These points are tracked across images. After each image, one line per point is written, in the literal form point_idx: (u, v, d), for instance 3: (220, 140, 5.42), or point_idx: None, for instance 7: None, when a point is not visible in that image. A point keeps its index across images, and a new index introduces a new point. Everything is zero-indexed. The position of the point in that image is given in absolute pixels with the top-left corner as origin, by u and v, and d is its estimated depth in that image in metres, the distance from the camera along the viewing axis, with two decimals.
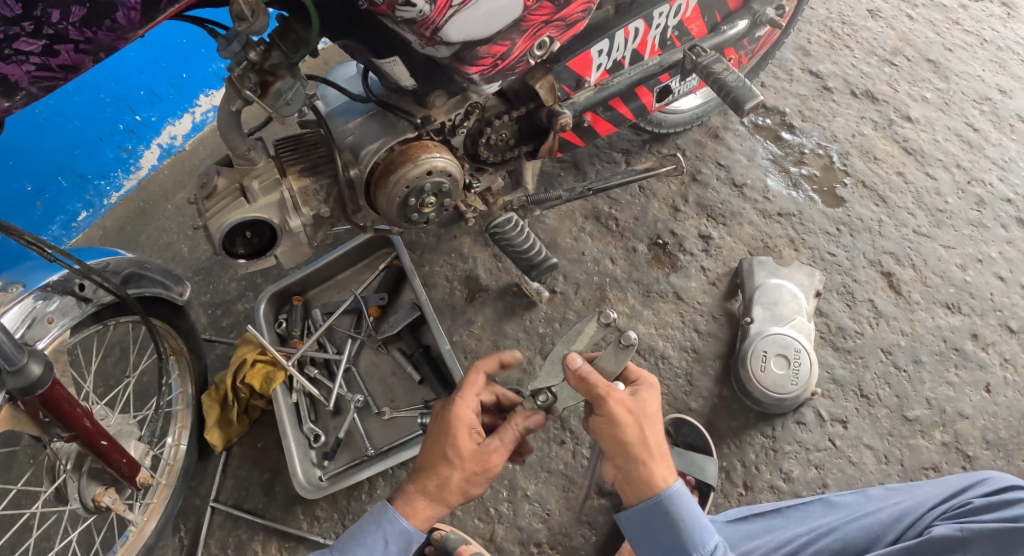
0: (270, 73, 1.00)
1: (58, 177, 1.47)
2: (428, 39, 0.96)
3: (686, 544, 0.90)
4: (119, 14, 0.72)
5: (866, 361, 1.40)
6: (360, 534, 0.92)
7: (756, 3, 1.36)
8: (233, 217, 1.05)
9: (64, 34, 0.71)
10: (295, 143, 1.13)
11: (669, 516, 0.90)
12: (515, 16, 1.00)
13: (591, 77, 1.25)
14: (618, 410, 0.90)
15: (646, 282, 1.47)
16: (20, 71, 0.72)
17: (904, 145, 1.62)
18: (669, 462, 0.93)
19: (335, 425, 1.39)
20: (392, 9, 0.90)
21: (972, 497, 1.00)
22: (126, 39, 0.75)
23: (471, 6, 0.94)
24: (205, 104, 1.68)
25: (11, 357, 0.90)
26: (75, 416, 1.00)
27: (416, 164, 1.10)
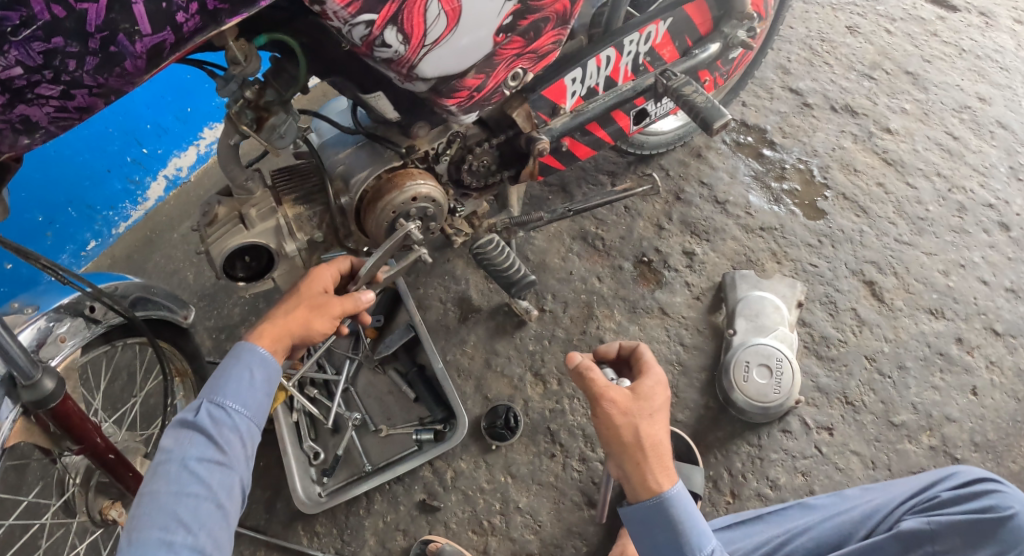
0: (265, 109, 1.08)
1: (68, 208, 1.57)
2: (406, 75, 1.04)
3: (683, 546, 0.91)
4: (128, 62, 0.76)
5: (851, 369, 1.42)
6: (224, 371, 0.91)
7: (726, 26, 1.41)
8: (233, 243, 1.11)
9: (80, 80, 0.75)
10: (289, 172, 1.20)
11: (670, 519, 0.91)
12: (486, 51, 1.08)
13: (566, 104, 1.30)
14: (613, 413, 0.95)
15: (632, 299, 1.50)
16: (41, 113, 0.76)
17: (884, 156, 1.66)
18: (668, 467, 0.93)
19: (334, 442, 1.48)
20: (371, 50, 0.98)
21: (938, 492, 1.02)
22: (133, 84, 0.79)
23: (444, 44, 1.02)
24: (208, 136, 1.79)
25: (27, 372, 1.00)
26: (86, 429, 1.12)
27: (402, 190, 1.17)
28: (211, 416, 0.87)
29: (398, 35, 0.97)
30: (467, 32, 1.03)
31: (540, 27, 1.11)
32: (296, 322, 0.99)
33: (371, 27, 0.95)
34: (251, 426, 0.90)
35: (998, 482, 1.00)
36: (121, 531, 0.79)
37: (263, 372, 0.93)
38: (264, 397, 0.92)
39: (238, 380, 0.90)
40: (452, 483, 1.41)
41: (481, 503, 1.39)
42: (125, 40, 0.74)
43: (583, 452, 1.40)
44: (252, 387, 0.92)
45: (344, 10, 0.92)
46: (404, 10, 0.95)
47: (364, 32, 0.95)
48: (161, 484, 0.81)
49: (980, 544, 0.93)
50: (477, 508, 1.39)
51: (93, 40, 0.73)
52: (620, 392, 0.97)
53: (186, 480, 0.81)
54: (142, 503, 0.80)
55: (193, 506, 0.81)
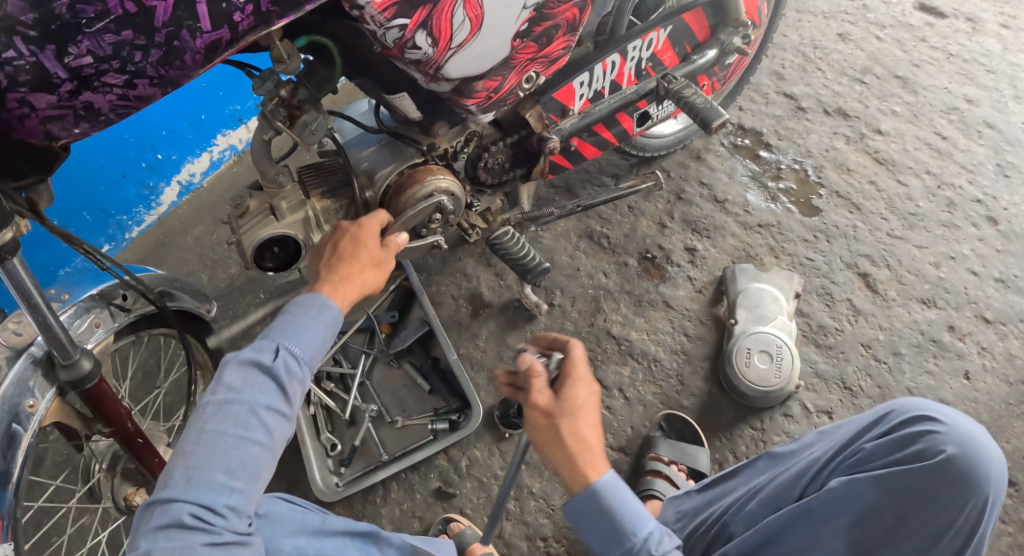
0: (297, 107, 1.15)
1: (84, 213, 1.65)
2: (432, 76, 1.12)
3: (620, 538, 0.87)
4: (187, 56, 0.85)
5: (847, 355, 1.49)
6: (300, 319, 0.97)
7: (722, 34, 1.51)
8: (264, 233, 1.19)
9: (143, 71, 0.83)
10: (316, 169, 1.28)
11: (600, 510, 0.88)
12: (504, 55, 1.16)
13: (575, 107, 1.38)
14: (536, 417, 0.93)
15: (637, 293, 1.57)
16: (105, 100, 0.84)
17: (876, 156, 1.74)
18: (596, 455, 0.91)
19: (351, 434, 1.55)
20: (402, 51, 1.05)
21: (862, 444, 0.94)
22: (189, 76, 0.87)
23: (467, 47, 1.10)
24: (221, 143, 1.90)
25: (67, 352, 1.11)
26: (119, 414, 1.23)
27: (425, 184, 1.25)
28: (282, 367, 0.92)
29: (428, 38, 1.04)
30: (489, 36, 1.11)
31: (551, 34, 1.21)
32: (369, 279, 1.09)
33: (404, 31, 1.02)
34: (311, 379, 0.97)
35: (927, 417, 0.91)
36: (180, 460, 0.83)
37: (329, 327, 1.00)
38: (326, 351, 0.99)
39: (310, 333, 0.96)
40: (467, 470, 1.49)
41: (495, 489, 1.47)
42: (186, 36, 0.83)
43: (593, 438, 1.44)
44: (318, 345, 0.97)
45: (380, 14, 0.99)
46: (434, 16, 1.03)
47: (397, 35, 1.02)
48: (229, 425, 0.86)
49: (905, 499, 0.85)
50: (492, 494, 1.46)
51: (159, 34, 0.81)
52: (544, 392, 0.94)
53: (253, 427, 0.87)
54: (206, 438, 0.85)
55: (254, 453, 0.87)
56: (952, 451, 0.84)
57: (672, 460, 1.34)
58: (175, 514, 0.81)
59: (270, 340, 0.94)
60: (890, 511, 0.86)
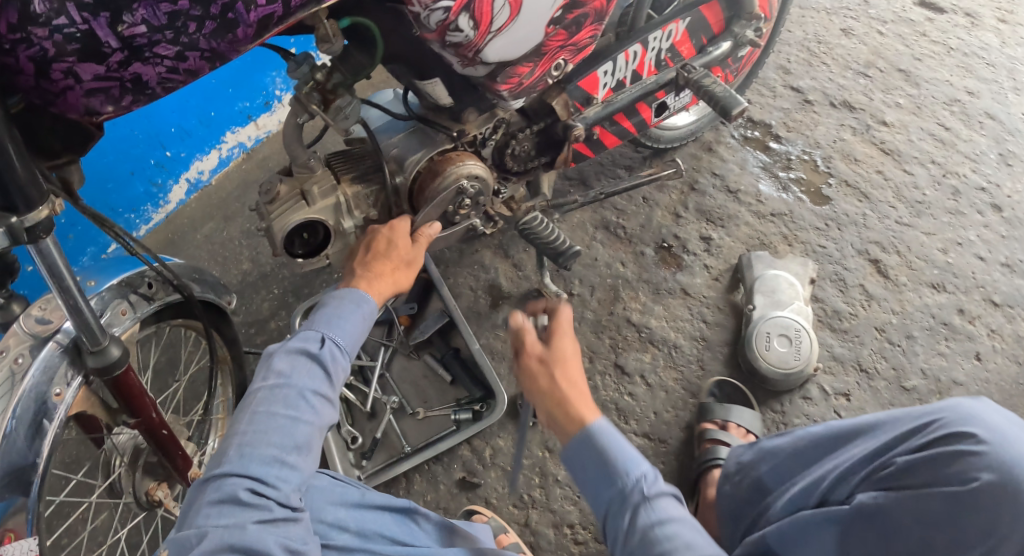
0: (331, 92, 1.15)
1: (94, 211, 1.63)
2: (470, 59, 1.13)
3: (615, 475, 0.88)
4: (240, 30, 0.84)
5: (863, 339, 1.52)
6: (340, 309, 1.03)
7: (737, 26, 1.54)
8: (295, 218, 1.18)
9: (196, 43, 0.82)
10: (344, 156, 1.28)
11: (592, 453, 0.90)
12: (537, 42, 1.17)
13: (599, 95, 1.41)
14: (532, 365, 1.02)
15: (655, 281, 1.59)
16: (153, 72, 0.82)
17: (882, 147, 1.78)
18: (583, 406, 0.95)
19: (372, 427, 1.55)
20: (443, 35, 1.07)
21: (895, 457, 0.91)
22: (238, 51, 0.87)
23: (505, 32, 1.12)
24: (229, 141, 1.90)
25: (94, 338, 0.98)
26: (145, 404, 1.21)
27: (457, 168, 1.27)
28: (328, 354, 0.97)
29: (469, 21, 1.06)
30: (525, 22, 1.13)
31: (581, 22, 1.22)
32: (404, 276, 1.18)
33: (448, 13, 1.04)
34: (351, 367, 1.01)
35: (967, 434, 0.87)
36: (234, 438, 0.86)
37: (366, 318, 1.05)
38: (363, 342, 1.04)
39: (348, 323, 1.02)
40: (491, 460, 1.50)
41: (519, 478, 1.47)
42: (242, 8, 0.82)
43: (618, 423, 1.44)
44: (357, 336, 1.02)
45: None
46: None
47: (440, 17, 1.04)
48: (280, 406, 0.89)
49: (931, 523, 0.83)
50: (516, 483, 1.46)
51: (215, 6, 0.80)
52: (537, 344, 1.03)
53: (303, 408, 0.90)
54: (259, 418, 0.88)
55: (305, 433, 0.90)
56: (988, 478, 0.82)
57: (724, 423, 1.36)
58: (229, 490, 0.83)
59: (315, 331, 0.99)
60: (914, 532, 0.84)
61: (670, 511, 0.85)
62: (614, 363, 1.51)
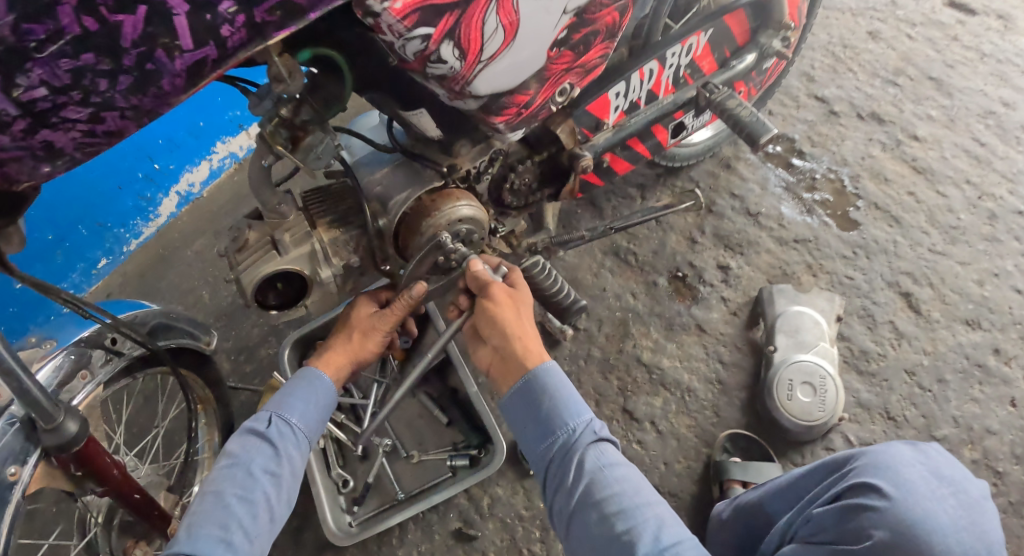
0: (301, 128, 0.98)
1: (79, 227, 1.57)
2: (458, 92, 0.97)
3: (560, 413, 0.96)
4: (164, 81, 0.69)
5: (891, 384, 1.41)
6: (292, 390, 1.08)
7: (762, 36, 1.39)
8: (265, 270, 1.02)
9: (111, 101, 0.68)
10: (322, 195, 1.12)
11: (539, 392, 0.98)
12: (536, 65, 1.02)
13: (610, 119, 1.26)
14: (498, 299, 1.07)
15: (668, 316, 1.47)
16: (66, 138, 0.68)
17: (914, 164, 1.64)
18: (534, 349, 1.04)
19: (363, 469, 1.47)
20: (424, 65, 0.91)
21: (813, 509, 0.94)
22: (169, 104, 0.71)
23: (498, 60, 0.96)
24: (221, 151, 1.79)
25: (47, 415, 0.99)
26: (107, 468, 1.12)
27: (435, 216, 1.10)
28: (277, 432, 1.02)
29: (454, 50, 0.90)
30: (522, 46, 0.97)
31: (589, 40, 1.06)
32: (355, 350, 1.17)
33: (428, 42, 0.88)
34: (306, 446, 1.05)
35: (871, 487, 0.89)
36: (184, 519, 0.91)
37: (321, 397, 1.10)
38: (319, 421, 1.08)
39: (302, 402, 1.07)
40: (489, 510, 1.41)
41: (519, 530, 1.39)
42: (164, 56, 0.67)
43: None
44: (311, 414, 1.07)
45: (400, 23, 0.84)
46: (462, 24, 0.89)
47: (419, 47, 0.88)
48: (229, 486, 0.94)
49: None
50: (516, 536, 1.39)
51: (129, 56, 0.66)
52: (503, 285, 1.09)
53: (252, 486, 0.95)
54: (208, 499, 0.93)
55: (253, 511, 0.94)
56: (880, 536, 0.83)
57: (746, 482, 1.27)
58: None
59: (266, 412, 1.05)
60: None
61: (616, 457, 0.92)
62: (622, 408, 1.40)
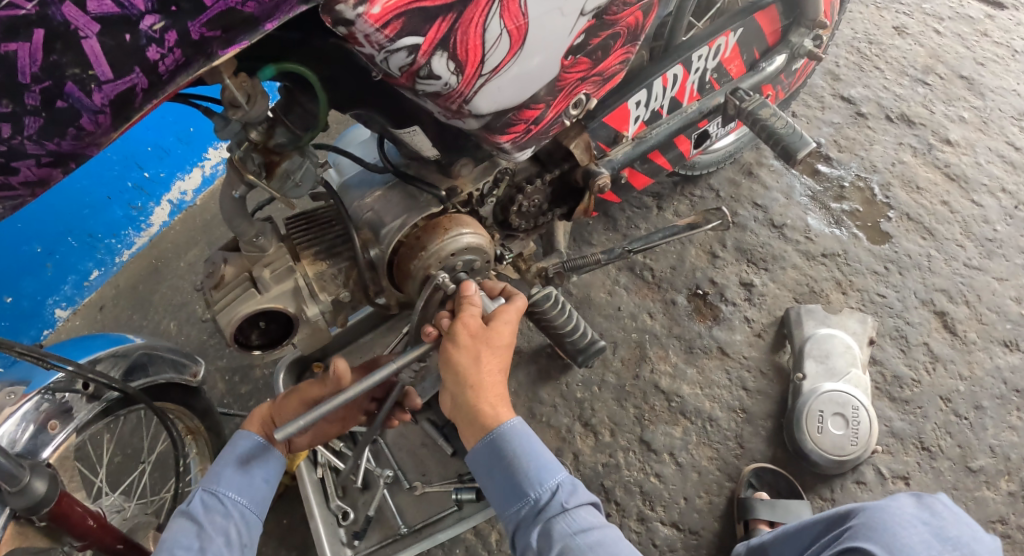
0: (276, 151, 0.84)
1: (68, 238, 1.47)
2: (455, 112, 0.76)
3: (521, 482, 0.84)
4: (84, 119, 0.56)
5: (925, 411, 1.31)
6: (222, 458, 0.90)
7: (794, 36, 1.21)
8: (242, 311, 0.90)
9: (21, 148, 0.56)
10: (307, 220, 0.99)
11: (494, 460, 0.85)
12: (552, 76, 0.79)
13: (629, 131, 1.11)
14: (462, 332, 0.87)
15: (688, 337, 1.38)
16: None
17: (947, 171, 1.52)
18: (503, 396, 0.88)
19: (364, 500, 1.38)
20: (413, 81, 0.70)
21: None
22: (98, 145, 0.59)
23: (506, 71, 0.74)
24: (213, 157, 1.69)
25: (14, 478, 0.90)
26: (84, 525, 1.02)
27: (424, 255, 0.94)
28: (208, 512, 0.85)
29: (449, 62, 0.69)
30: (535, 56, 0.75)
31: (609, 45, 0.83)
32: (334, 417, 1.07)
33: (416, 54, 0.67)
34: (249, 514, 0.88)
35: (865, 553, 0.80)
36: None
37: (260, 456, 0.91)
38: (264, 485, 0.90)
39: (234, 469, 0.89)
40: (498, 546, 1.34)
41: None
42: (77, 90, 0.54)
43: (642, 511, 1.24)
44: (249, 482, 0.89)
45: (379, 32, 0.63)
46: (458, 30, 0.67)
47: (405, 61, 0.67)
48: None
49: None
50: None
51: (32, 95, 0.53)
52: (476, 318, 0.89)
53: None
54: None
55: None
56: None
57: (774, 523, 1.16)
58: None
59: (196, 490, 0.88)
60: None
61: (590, 520, 0.81)
62: (639, 438, 1.30)
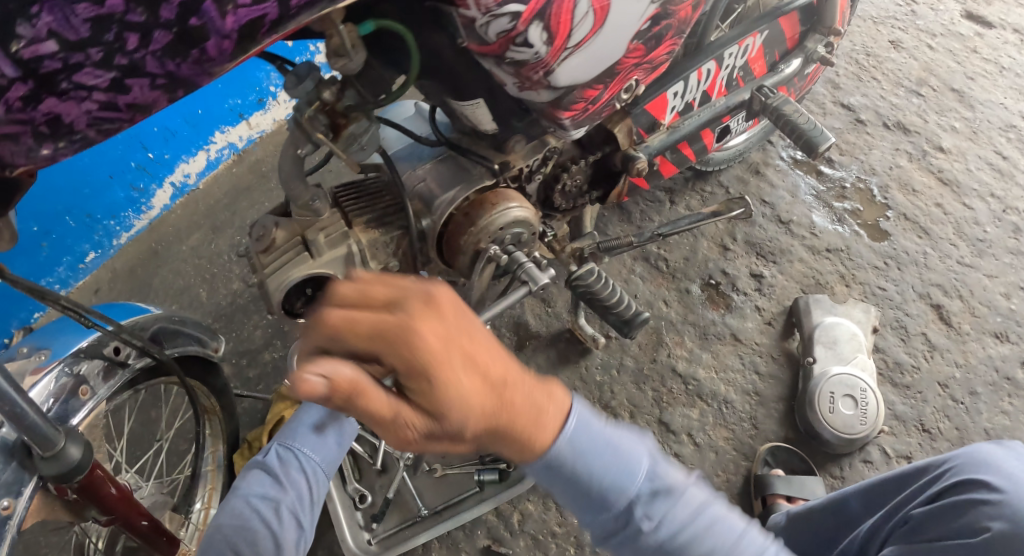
0: (342, 115, 0.87)
1: (66, 217, 1.47)
2: (534, 83, 0.80)
3: (611, 478, 0.64)
4: (211, 43, 0.59)
5: (925, 396, 1.39)
6: (293, 422, 1.01)
7: (809, 41, 1.29)
8: (295, 275, 0.93)
9: (140, 64, 0.58)
10: (356, 190, 1.02)
11: (567, 469, 0.64)
12: (617, 57, 0.85)
13: (665, 120, 1.14)
14: (371, 387, 0.58)
15: (702, 324, 1.43)
16: (78, 111, 0.58)
17: (940, 176, 1.63)
18: (518, 408, 0.62)
19: (381, 483, 1.39)
20: (505, 49, 0.74)
21: (909, 510, 0.79)
22: (211, 74, 0.62)
23: (585, 47, 0.79)
24: (219, 141, 1.71)
25: (50, 441, 0.84)
26: (114, 497, 0.97)
27: (474, 229, 0.98)
28: (280, 461, 0.95)
29: (542, 33, 0.74)
30: (609, 36, 0.81)
31: (663, 33, 0.90)
32: None
33: (517, 21, 0.71)
34: (319, 467, 0.97)
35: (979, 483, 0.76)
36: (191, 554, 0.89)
37: (328, 420, 1.01)
38: (336, 446, 1.00)
39: (304, 428, 0.99)
40: (519, 527, 1.36)
41: (554, 549, 1.34)
42: (213, 10, 0.58)
43: None
44: (320, 441, 0.99)
45: None
46: (554, 3, 0.72)
47: (505, 27, 0.71)
48: (228, 517, 0.90)
49: None
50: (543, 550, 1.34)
51: (169, 8, 0.56)
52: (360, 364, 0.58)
53: (250, 517, 0.90)
54: (213, 533, 0.89)
55: (252, 542, 0.88)
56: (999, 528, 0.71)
57: (791, 497, 1.21)
58: None
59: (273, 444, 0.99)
60: None
61: (698, 502, 0.66)
62: (658, 420, 1.35)
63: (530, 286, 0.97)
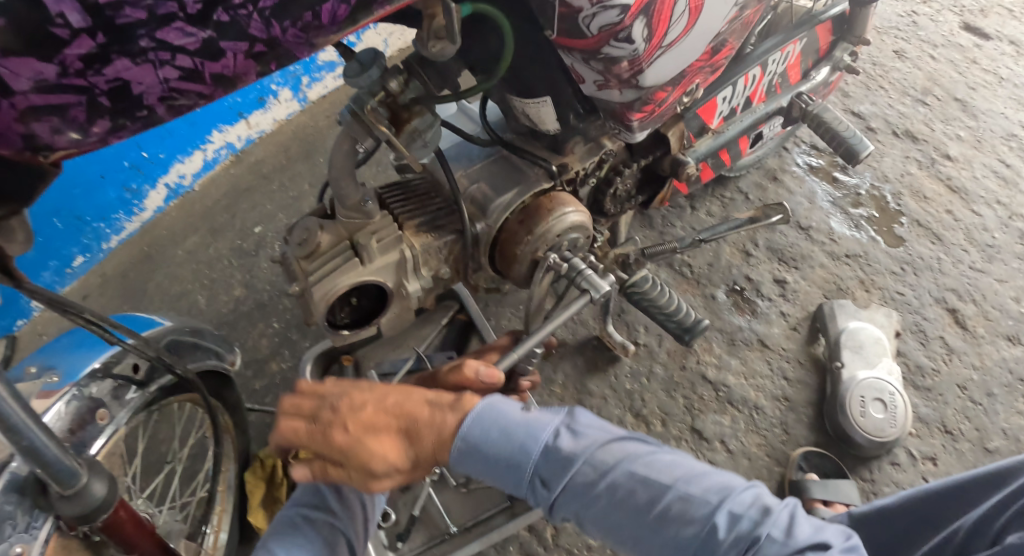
0: (405, 108, 0.84)
1: (53, 219, 1.38)
2: (622, 81, 0.78)
3: (518, 437, 0.73)
4: (326, 8, 0.59)
5: (946, 398, 1.40)
6: None
7: (838, 51, 1.30)
8: (342, 283, 0.88)
9: (243, 21, 0.55)
10: (404, 192, 0.99)
11: (485, 433, 0.73)
12: (694, 59, 0.84)
13: (713, 124, 1.15)
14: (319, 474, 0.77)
15: (729, 330, 1.44)
16: (157, 79, 0.54)
17: (949, 183, 1.66)
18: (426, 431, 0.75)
19: (406, 500, 1.34)
20: (604, 43, 0.72)
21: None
22: (312, 45, 0.61)
23: (676, 47, 0.78)
24: (217, 140, 1.64)
25: (70, 478, 0.70)
26: (143, 533, 0.81)
27: (531, 237, 0.96)
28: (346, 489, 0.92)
29: (644, 29, 0.72)
30: (695, 37, 0.80)
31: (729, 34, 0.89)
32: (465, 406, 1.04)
33: (624, 15, 0.69)
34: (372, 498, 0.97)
35: None
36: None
37: None
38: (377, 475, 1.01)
39: None
40: (554, 541, 1.33)
41: None
42: None
43: None
44: None
45: None
46: None
47: (612, 20, 0.69)
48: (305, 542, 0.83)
49: None
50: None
51: None
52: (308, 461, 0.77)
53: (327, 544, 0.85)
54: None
55: None
56: None
57: (828, 502, 1.21)
58: None
59: None
60: None
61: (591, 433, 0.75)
62: (690, 427, 1.33)
63: (592, 294, 0.94)
